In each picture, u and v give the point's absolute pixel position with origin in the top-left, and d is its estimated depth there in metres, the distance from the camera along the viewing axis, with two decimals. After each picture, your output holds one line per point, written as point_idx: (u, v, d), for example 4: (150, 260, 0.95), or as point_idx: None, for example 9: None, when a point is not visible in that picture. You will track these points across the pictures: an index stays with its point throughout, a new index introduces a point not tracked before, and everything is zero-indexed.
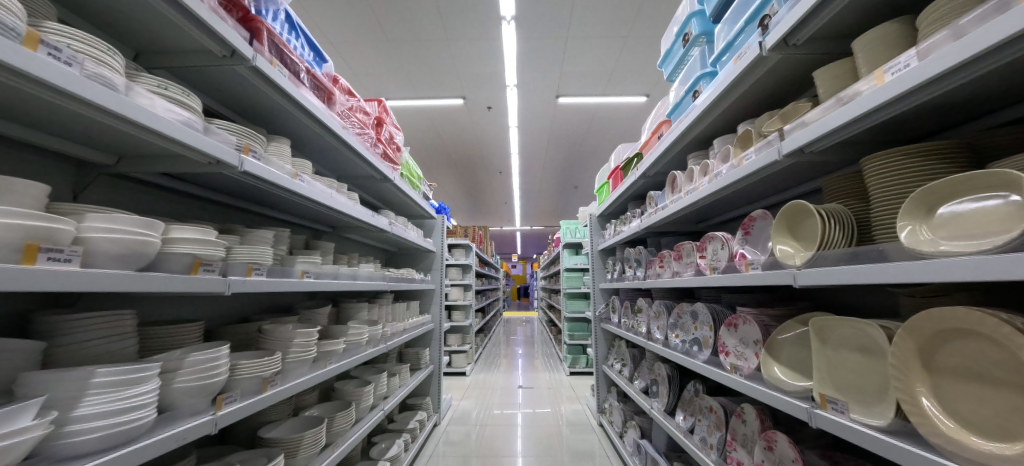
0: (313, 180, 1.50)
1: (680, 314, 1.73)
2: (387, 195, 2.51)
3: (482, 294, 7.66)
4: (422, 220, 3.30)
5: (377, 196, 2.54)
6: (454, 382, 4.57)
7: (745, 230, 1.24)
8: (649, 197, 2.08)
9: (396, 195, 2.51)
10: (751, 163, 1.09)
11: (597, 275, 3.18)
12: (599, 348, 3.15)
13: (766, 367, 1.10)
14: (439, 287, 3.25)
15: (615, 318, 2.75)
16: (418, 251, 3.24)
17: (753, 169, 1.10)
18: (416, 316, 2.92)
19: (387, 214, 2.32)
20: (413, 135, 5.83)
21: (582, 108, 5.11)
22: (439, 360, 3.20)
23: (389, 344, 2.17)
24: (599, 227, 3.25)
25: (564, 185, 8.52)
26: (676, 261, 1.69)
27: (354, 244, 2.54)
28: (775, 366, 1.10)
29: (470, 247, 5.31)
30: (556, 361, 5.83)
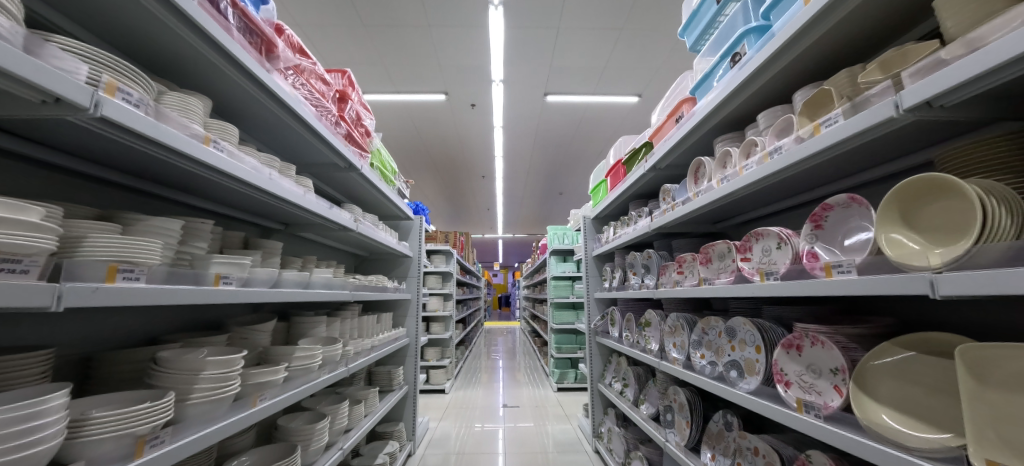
0: (243, 154, 1.06)
1: (707, 330, 1.43)
2: (354, 189, 2.11)
3: (463, 303, 7.22)
4: (396, 220, 2.90)
5: (341, 189, 2.14)
6: (432, 401, 4.11)
7: (814, 224, 0.96)
8: (663, 190, 1.78)
9: (364, 188, 2.11)
10: (841, 131, 0.81)
11: (593, 284, 2.87)
12: (595, 364, 2.81)
13: (868, 414, 0.80)
14: (415, 296, 2.84)
15: (613, 332, 2.43)
16: (390, 256, 2.82)
17: (842, 139, 0.81)
18: (388, 330, 2.50)
19: (353, 209, 1.90)
20: (391, 133, 5.42)
21: (572, 108, 4.88)
22: (415, 379, 2.77)
23: (351, 368, 1.70)
24: (594, 231, 2.96)
25: (549, 191, 8.29)
26: (702, 266, 1.40)
27: (311, 246, 2.11)
28: (881, 411, 0.80)
29: (451, 253, 4.92)
30: (542, 374, 5.46)
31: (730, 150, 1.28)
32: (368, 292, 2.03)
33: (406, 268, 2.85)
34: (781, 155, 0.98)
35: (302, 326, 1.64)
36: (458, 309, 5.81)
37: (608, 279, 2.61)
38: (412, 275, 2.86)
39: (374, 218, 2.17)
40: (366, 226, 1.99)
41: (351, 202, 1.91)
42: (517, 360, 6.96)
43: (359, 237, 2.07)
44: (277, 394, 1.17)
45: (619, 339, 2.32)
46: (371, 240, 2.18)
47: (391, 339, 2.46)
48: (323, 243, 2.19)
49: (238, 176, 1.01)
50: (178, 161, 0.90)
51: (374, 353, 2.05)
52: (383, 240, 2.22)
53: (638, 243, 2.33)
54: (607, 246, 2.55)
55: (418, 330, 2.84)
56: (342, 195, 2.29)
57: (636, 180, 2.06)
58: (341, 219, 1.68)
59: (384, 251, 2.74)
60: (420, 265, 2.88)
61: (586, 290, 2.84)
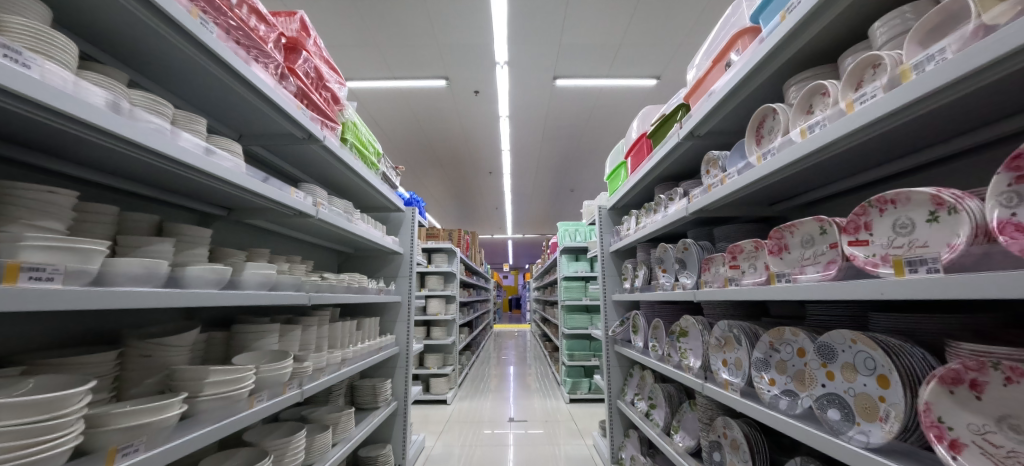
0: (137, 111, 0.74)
1: (782, 346, 1.02)
2: (325, 170, 1.77)
3: (470, 306, 6.84)
4: (384, 212, 2.56)
5: (310, 170, 1.80)
6: (432, 414, 3.74)
7: (1017, 174, 0.54)
8: (710, 160, 1.37)
9: (335, 169, 1.77)
10: None
11: (611, 284, 2.46)
12: (614, 378, 2.37)
13: None
14: (405, 298, 2.48)
15: (637, 343, 2.01)
16: (377, 252, 2.48)
17: None
18: (371, 337, 2.14)
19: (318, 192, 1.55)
20: (390, 125, 5.12)
21: (583, 94, 4.49)
22: (405, 393, 2.40)
23: (308, 389, 1.34)
24: (611, 223, 2.56)
25: (560, 188, 7.88)
26: (770, 257, 1.00)
27: (273, 237, 1.78)
28: None
29: (454, 252, 4.56)
30: (553, 383, 5.04)
31: (822, 85, 0.88)
32: (339, 291, 1.67)
33: (397, 267, 2.50)
34: (940, 62, 0.58)
35: (243, 336, 1.28)
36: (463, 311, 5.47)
37: (628, 279, 2.21)
38: (402, 274, 2.50)
39: (351, 205, 1.81)
40: (335, 212, 1.63)
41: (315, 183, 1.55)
42: (527, 366, 6.55)
43: (329, 229, 1.72)
44: (161, 442, 0.80)
45: (643, 350, 1.90)
46: (346, 232, 1.82)
47: (373, 348, 2.09)
48: (290, 236, 1.85)
49: (118, 135, 0.67)
50: (13, 106, 0.57)
51: (346, 367, 1.68)
52: (361, 233, 1.86)
53: (666, 235, 1.92)
54: (627, 239, 2.15)
55: (408, 336, 2.46)
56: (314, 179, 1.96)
57: (665, 155, 1.65)
58: (297, 202, 1.33)
59: (370, 247, 2.40)
60: (411, 263, 2.52)
61: (602, 291, 2.44)
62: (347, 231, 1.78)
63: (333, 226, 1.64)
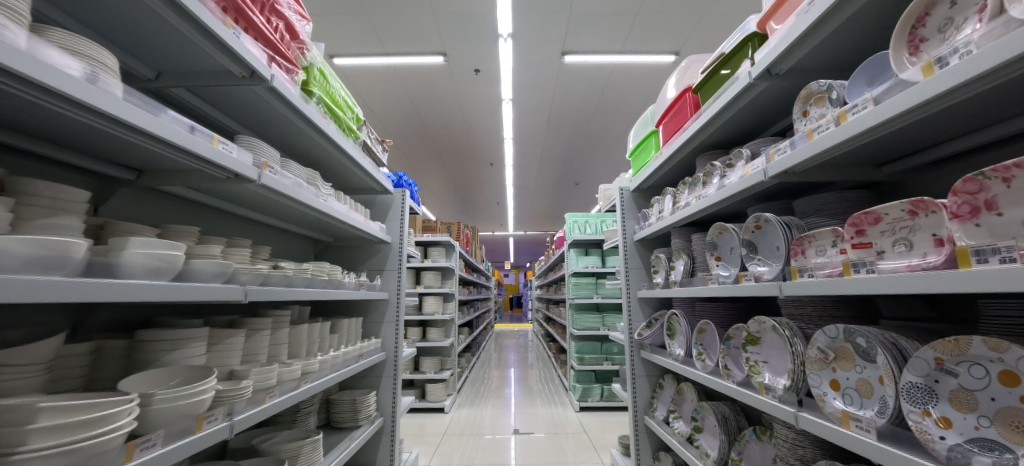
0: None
1: (977, 369, 0.63)
2: (282, 130, 1.38)
3: (470, 305, 6.45)
4: (367, 191, 2.18)
5: (264, 132, 1.40)
6: (428, 424, 3.35)
7: None
8: (808, 97, 0.95)
9: (297, 128, 1.37)
10: None
11: (637, 279, 2.06)
12: (640, 391, 1.96)
13: None
14: (392, 295, 2.09)
15: (675, 350, 1.62)
16: (358, 239, 2.09)
17: None
18: (348, 342, 1.75)
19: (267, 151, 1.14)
20: (384, 109, 4.73)
21: (594, 73, 4.10)
22: (392, 408, 2.00)
23: (241, 420, 0.94)
24: (635, 207, 2.16)
25: (564, 181, 7.47)
26: (954, 223, 0.62)
27: (218, 217, 1.39)
28: None
29: (452, 246, 4.16)
30: (560, 388, 4.64)
31: None
32: (300, 285, 1.28)
33: (384, 258, 2.11)
34: None
35: (147, 346, 0.89)
36: (463, 311, 5.08)
37: (660, 272, 1.83)
38: (389, 267, 2.11)
39: (316, 175, 1.40)
40: (294, 182, 1.23)
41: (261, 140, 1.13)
42: (531, 368, 6.14)
43: (287, 205, 1.33)
44: None
45: (688, 359, 1.50)
46: (312, 211, 1.44)
47: (352, 356, 1.69)
48: (242, 215, 1.46)
49: None
50: None
51: (308, 382, 1.29)
52: (333, 212, 1.47)
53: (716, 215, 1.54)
54: (660, 224, 1.76)
55: (395, 340, 2.05)
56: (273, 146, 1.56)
57: (724, 108, 1.26)
58: (235, 160, 0.95)
59: (350, 234, 2.01)
60: (400, 254, 2.12)
61: (626, 287, 2.05)
62: (312, 209, 1.39)
63: (291, 200, 1.25)
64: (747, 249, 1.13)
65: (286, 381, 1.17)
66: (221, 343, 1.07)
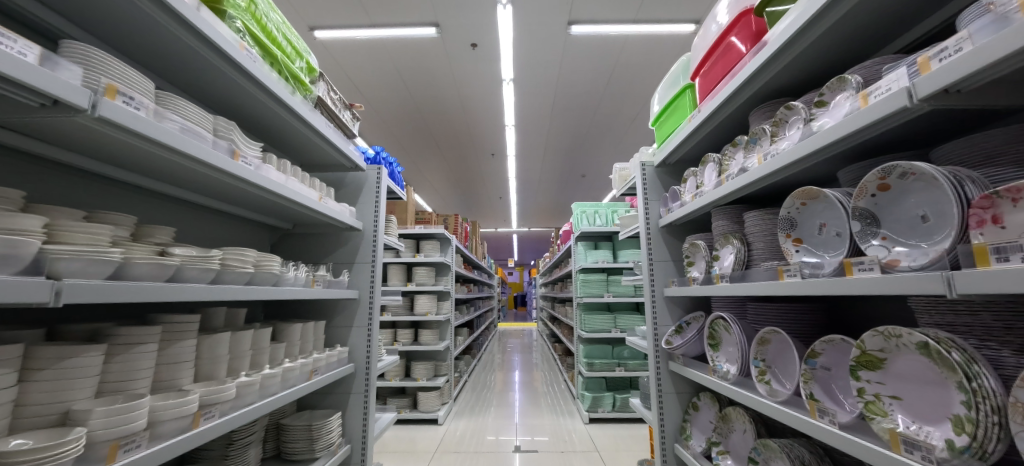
0: None
1: None
2: (184, 57, 1.00)
3: (470, 304, 6.07)
4: (334, 167, 1.79)
5: (161, 63, 1.02)
6: (419, 437, 2.96)
7: None
8: None
9: (203, 58, 0.99)
10: None
11: (664, 274, 1.66)
12: (668, 412, 1.57)
13: None
14: (364, 293, 1.70)
15: (723, 366, 1.22)
16: (320, 225, 1.70)
17: None
18: (299, 353, 1.37)
19: (129, 77, 0.74)
20: (375, 90, 4.37)
21: (604, 46, 3.69)
22: (362, 432, 1.62)
23: None
24: (661, 186, 1.76)
25: (569, 172, 7.06)
26: None
27: (95, 185, 0.99)
28: None
29: (448, 239, 3.78)
30: (566, 395, 4.24)
31: None
32: (199, 282, 0.89)
33: (354, 248, 1.72)
34: None
35: None
36: (462, 310, 4.70)
37: (697, 263, 1.42)
38: (360, 260, 1.72)
39: (232, 127, 1.01)
40: (194, 134, 0.86)
41: (113, 58, 0.71)
42: (535, 371, 5.74)
43: (191, 168, 0.95)
44: None
45: (745, 381, 1.10)
46: (234, 180, 1.06)
47: (303, 373, 1.31)
48: (136, 185, 1.07)
49: None
50: None
51: (218, 419, 0.91)
52: (266, 183, 1.09)
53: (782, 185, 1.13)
54: (696, 203, 1.35)
55: (366, 349, 1.66)
56: (187, 92, 1.18)
57: (812, 21, 0.85)
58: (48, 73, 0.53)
59: (310, 218, 1.63)
60: (373, 243, 1.73)
61: (650, 284, 1.65)
62: (230, 176, 1.01)
63: (189, 159, 0.86)
64: (862, 222, 0.72)
65: (166, 420, 0.79)
66: (54, 368, 0.69)
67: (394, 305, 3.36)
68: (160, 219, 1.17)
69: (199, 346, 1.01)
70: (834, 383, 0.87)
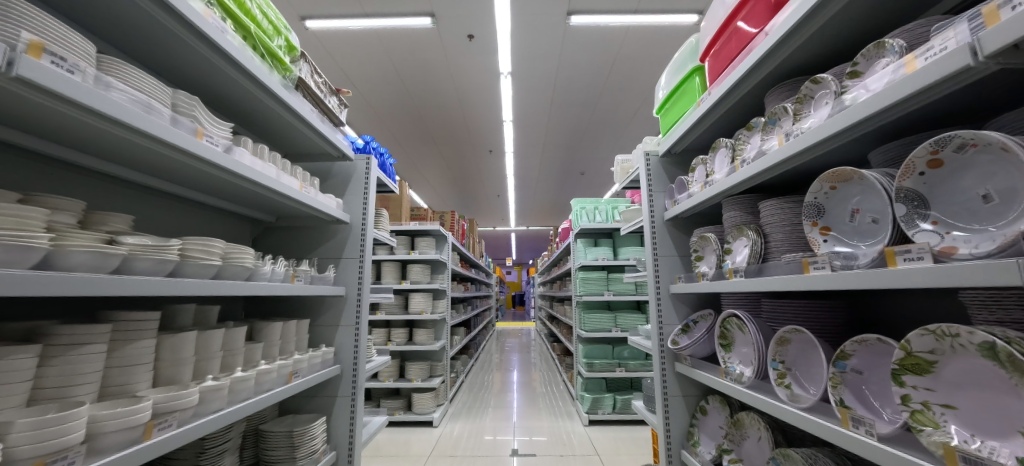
0: None
1: None
2: (138, 22, 0.89)
3: (468, 303, 5.96)
4: (321, 156, 1.69)
5: (112, 27, 0.91)
6: (413, 440, 2.85)
7: None
8: None
9: (160, 23, 0.88)
10: None
11: (670, 270, 1.57)
12: (674, 416, 1.48)
13: None
14: (351, 290, 1.59)
15: (736, 368, 1.13)
16: (305, 217, 1.60)
17: None
18: (278, 354, 1.27)
19: (62, 36, 0.64)
20: (369, 83, 4.26)
21: (604, 38, 3.60)
22: (348, 438, 1.52)
23: None
24: (666, 177, 1.65)
25: (568, 170, 6.97)
26: None
27: (32, 164, 0.89)
28: None
29: (443, 236, 3.68)
30: (565, 395, 4.14)
31: None
32: (153, 275, 0.79)
33: (341, 243, 1.61)
34: None
35: None
36: (458, 309, 4.59)
37: (705, 258, 1.33)
38: (348, 255, 1.61)
39: (194, 102, 0.90)
40: (146, 106, 0.75)
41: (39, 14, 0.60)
42: (533, 371, 5.64)
43: (146, 147, 0.84)
44: None
45: (763, 385, 1.00)
46: (200, 163, 0.95)
47: (282, 375, 1.21)
48: (83, 166, 0.96)
49: None
50: None
51: (174, 430, 0.80)
52: (236, 167, 0.98)
53: (805, 170, 1.03)
54: (707, 193, 1.25)
55: (353, 350, 1.56)
56: (147, 66, 1.07)
57: None
58: None
59: (291, 209, 1.52)
60: (360, 237, 1.62)
61: (655, 281, 1.55)
62: (193, 157, 0.90)
63: (140, 135, 0.76)
64: (908, 205, 0.63)
65: (108, 432, 0.68)
66: None
67: (388, 303, 3.25)
68: (112, 204, 1.06)
69: (159, 347, 0.90)
70: (867, 387, 0.78)
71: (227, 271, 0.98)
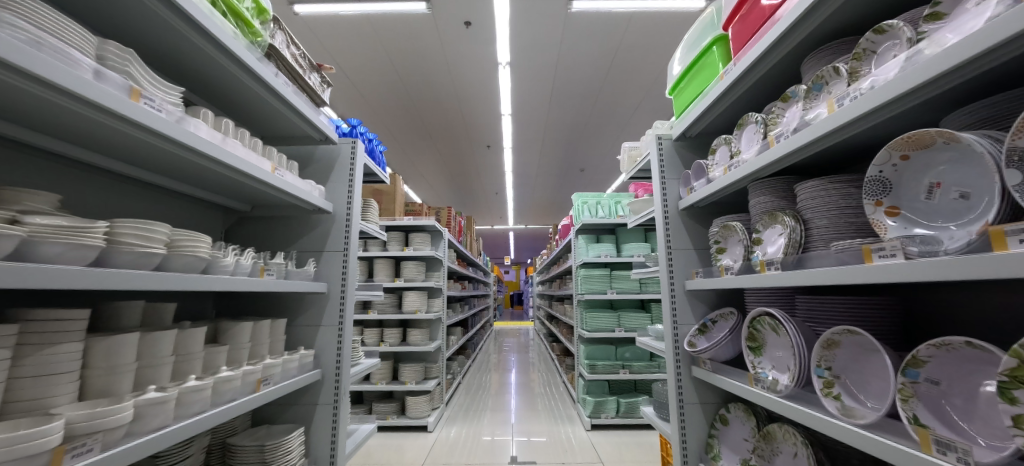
0: None
1: None
2: None
3: (465, 302, 5.81)
4: (300, 139, 1.52)
5: None
6: (406, 446, 2.69)
7: None
8: None
9: None
10: None
11: (687, 263, 1.42)
12: (690, 425, 1.34)
13: None
14: (334, 287, 1.43)
15: (767, 375, 0.98)
16: (283, 206, 1.44)
17: None
18: (245, 358, 1.11)
19: None
20: (363, 73, 4.11)
21: (607, 26, 3.45)
22: (329, 452, 1.36)
23: None
24: (680, 162, 1.50)
25: (568, 166, 6.82)
26: None
27: None
28: None
29: (439, 232, 3.52)
30: (566, 398, 3.99)
31: None
32: (70, 263, 0.62)
33: (324, 234, 1.46)
34: None
35: None
36: (455, 308, 4.44)
37: (728, 250, 1.19)
38: (331, 248, 1.45)
39: (132, 58, 0.74)
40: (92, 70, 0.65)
41: None
42: (532, 372, 5.49)
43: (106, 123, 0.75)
44: None
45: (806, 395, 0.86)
46: (172, 145, 0.86)
47: (249, 382, 1.05)
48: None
49: None
50: None
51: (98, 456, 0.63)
52: (209, 147, 0.88)
53: (858, 142, 0.88)
54: (732, 175, 1.10)
55: (335, 352, 1.40)
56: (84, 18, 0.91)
57: None
58: None
59: (265, 196, 1.36)
60: (344, 229, 1.47)
61: (669, 277, 1.41)
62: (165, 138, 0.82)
63: (89, 106, 0.66)
64: None
65: None
66: None
67: (380, 302, 3.09)
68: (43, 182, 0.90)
69: (86, 352, 0.74)
70: (947, 403, 0.64)
71: (171, 259, 0.81)
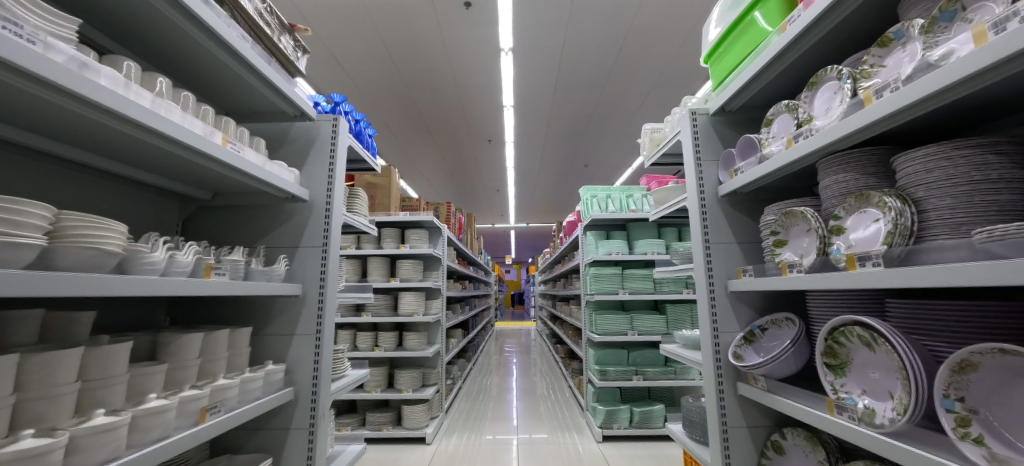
0: None
1: None
2: None
3: (466, 303, 5.58)
4: (270, 115, 1.29)
5: None
6: (402, 460, 2.46)
7: None
8: None
9: None
10: None
11: (730, 259, 1.19)
12: (737, 454, 1.11)
13: None
14: (310, 289, 1.20)
15: (856, 402, 0.76)
16: (251, 194, 1.21)
17: None
18: (190, 378, 0.88)
19: None
20: (357, 61, 3.88)
21: (617, 7, 3.22)
22: None
23: None
24: (718, 140, 1.27)
25: (572, 162, 6.60)
26: None
27: None
28: None
29: (438, 228, 3.30)
30: (573, 404, 3.75)
31: None
32: None
33: (299, 226, 1.23)
34: None
35: None
36: (456, 309, 4.21)
37: (791, 242, 0.96)
38: (307, 242, 1.22)
39: None
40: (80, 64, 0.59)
41: None
42: (535, 375, 5.25)
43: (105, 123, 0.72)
44: None
45: (931, 436, 0.63)
46: (161, 140, 0.80)
47: (190, 413, 0.79)
48: None
49: None
50: None
51: None
52: (129, 107, 0.65)
53: (1006, 92, 0.65)
54: (802, 147, 0.87)
55: (312, 367, 1.16)
56: None
57: None
58: None
59: (227, 182, 1.13)
60: (321, 219, 1.24)
61: (708, 275, 1.18)
62: (170, 140, 0.79)
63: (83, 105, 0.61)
64: None
65: None
66: None
67: (374, 303, 2.86)
68: None
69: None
70: None
71: (57, 253, 0.56)
